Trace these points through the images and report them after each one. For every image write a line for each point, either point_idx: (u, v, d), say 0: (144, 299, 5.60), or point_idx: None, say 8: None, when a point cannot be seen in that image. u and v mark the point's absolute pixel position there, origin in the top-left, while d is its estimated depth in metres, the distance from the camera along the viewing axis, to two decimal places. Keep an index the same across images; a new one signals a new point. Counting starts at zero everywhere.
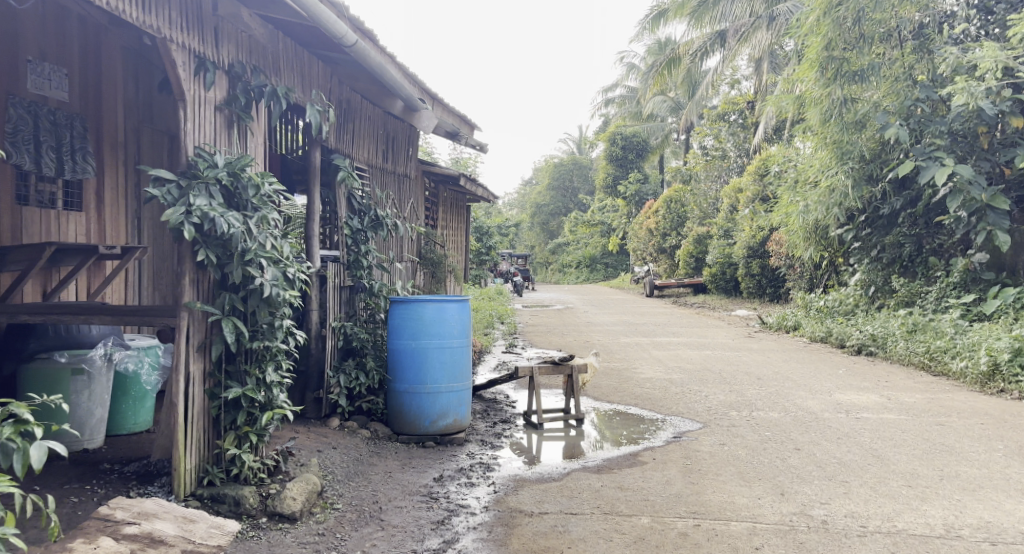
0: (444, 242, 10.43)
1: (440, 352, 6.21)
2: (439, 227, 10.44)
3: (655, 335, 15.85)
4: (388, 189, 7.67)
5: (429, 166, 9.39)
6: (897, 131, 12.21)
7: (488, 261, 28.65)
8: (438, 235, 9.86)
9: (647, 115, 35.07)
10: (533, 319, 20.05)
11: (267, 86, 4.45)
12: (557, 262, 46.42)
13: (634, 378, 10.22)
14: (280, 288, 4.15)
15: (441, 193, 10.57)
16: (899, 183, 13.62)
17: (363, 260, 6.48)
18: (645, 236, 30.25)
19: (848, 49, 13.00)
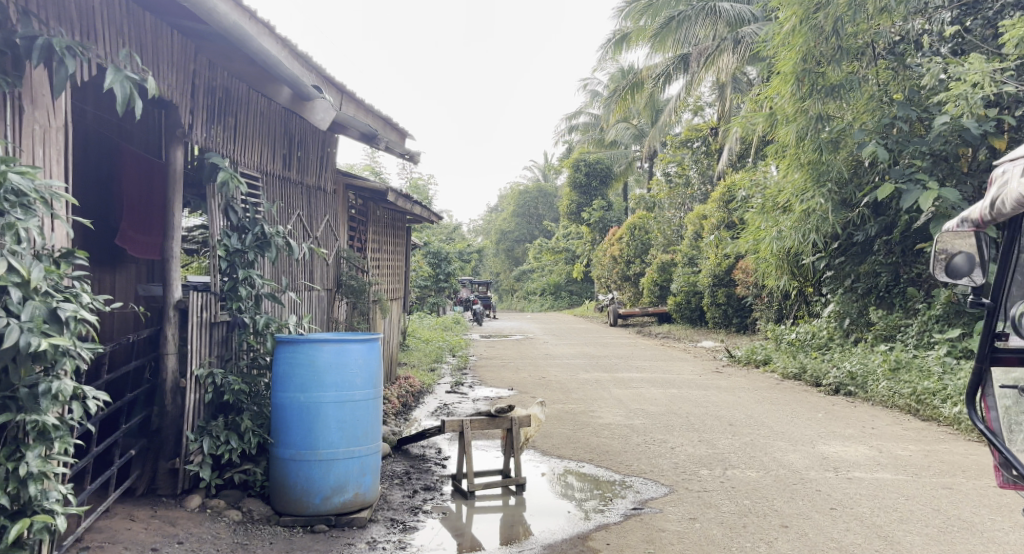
0: (372, 267, 9.11)
1: (336, 407, 4.94)
2: (367, 250, 9.11)
3: (617, 369, 14.62)
4: (290, 204, 6.42)
5: (352, 178, 8.09)
6: (879, 150, 11.12)
7: (446, 289, 27.27)
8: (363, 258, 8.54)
9: (610, 142, 34.21)
10: (489, 351, 18.70)
11: (40, 36, 3.33)
12: (522, 290, 45.27)
13: (591, 424, 8.94)
14: (39, 331, 3.12)
15: (370, 211, 9.24)
16: (876, 207, 12.58)
17: (242, 289, 5.14)
18: (609, 263, 29.20)
19: (826, 60, 11.96)
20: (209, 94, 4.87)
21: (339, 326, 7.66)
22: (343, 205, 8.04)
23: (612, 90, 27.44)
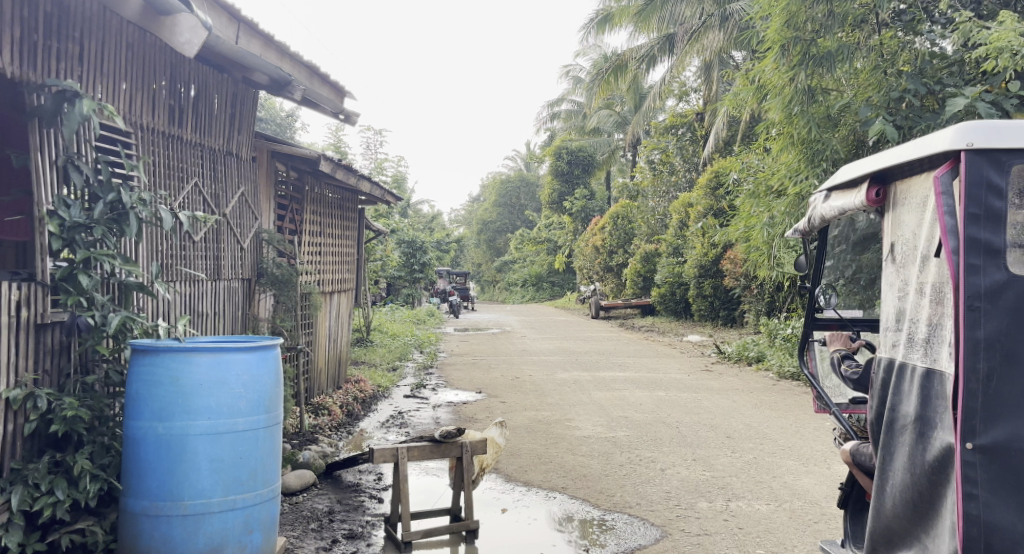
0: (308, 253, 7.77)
1: (209, 443, 3.61)
2: (304, 231, 7.74)
3: (598, 367, 13.36)
4: (178, 172, 5.08)
5: (274, 142, 6.75)
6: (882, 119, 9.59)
7: (421, 280, 25.97)
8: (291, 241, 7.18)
9: (592, 130, 32.83)
10: (462, 345, 17.41)
11: None
12: (504, 280, 44.13)
13: (565, 437, 7.64)
14: None
15: (309, 185, 7.88)
16: None
17: (82, 275, 3.76)
18: (591, 253, 27.94)
19: (820, 25, 9.84)
20: (24, 5, 3.67)
21: (251, 325, 6.31)
22: (263, 175, 6.70)
23: (593, 74, 26.10)
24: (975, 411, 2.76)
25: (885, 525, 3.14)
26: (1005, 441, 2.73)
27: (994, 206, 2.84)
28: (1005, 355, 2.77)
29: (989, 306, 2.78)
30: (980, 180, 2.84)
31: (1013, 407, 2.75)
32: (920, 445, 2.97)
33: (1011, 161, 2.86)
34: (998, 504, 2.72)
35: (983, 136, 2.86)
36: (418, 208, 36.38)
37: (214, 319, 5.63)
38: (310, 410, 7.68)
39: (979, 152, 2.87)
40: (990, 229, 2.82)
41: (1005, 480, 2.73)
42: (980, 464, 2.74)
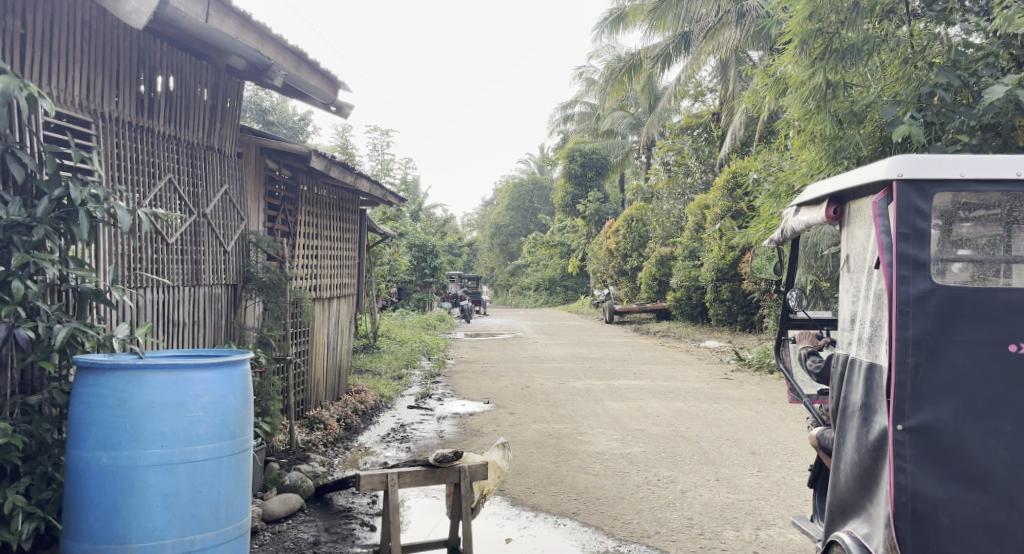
0: (303, 256, 7.32)
1: (162, 475, 3.13)
2: (299, 233, 7.27)
3: (612, 375, 12.83)
4: (149, 166, 4.64)
5: (262, 136, 6.25)
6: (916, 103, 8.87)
7: (433, 285, 25.47)
8: (283, 243, 6.68)
9: (605, 132, 32.24)
10: (472, 352, 16.87)
11: None
12: (517, 285, 43.62)
13: (579, 454, 7.14)
14: None
15: (303, 184, 7.39)
16: None
17: (18, 282, 3.32)
18: (604, 257, 27.33)
19: (843, 14, 8.09)
20: None
21: (231, 334, 5.80)
22: (250, 173, 6.20)
23: (607, 74, 25.46)
24: (904, 397, 3.16)
25: (840, 498, 3.54)
26: (930, 423, 3.12)
27: (921, 227, 3.23)
28: (931, 351, 3.16)
29: (916, 310, 3.18)
30: (909, 207, 3.24)
31: (936, 395, 3.13)
32: (865, 428, 3.36)
33: (936, 189, 3.26)
34: (924, 475, 3.12)
35: (912, 168, 3.25)
36: (430, 211, 35.84)
37: (188, 326, 5.13)
38: (305, 426, 7.20)
39: (909, 181, 3.27)
40: (917, 246, 3.22)
41: (930, 456, 3.12)
42: (908, 441, 3.14)
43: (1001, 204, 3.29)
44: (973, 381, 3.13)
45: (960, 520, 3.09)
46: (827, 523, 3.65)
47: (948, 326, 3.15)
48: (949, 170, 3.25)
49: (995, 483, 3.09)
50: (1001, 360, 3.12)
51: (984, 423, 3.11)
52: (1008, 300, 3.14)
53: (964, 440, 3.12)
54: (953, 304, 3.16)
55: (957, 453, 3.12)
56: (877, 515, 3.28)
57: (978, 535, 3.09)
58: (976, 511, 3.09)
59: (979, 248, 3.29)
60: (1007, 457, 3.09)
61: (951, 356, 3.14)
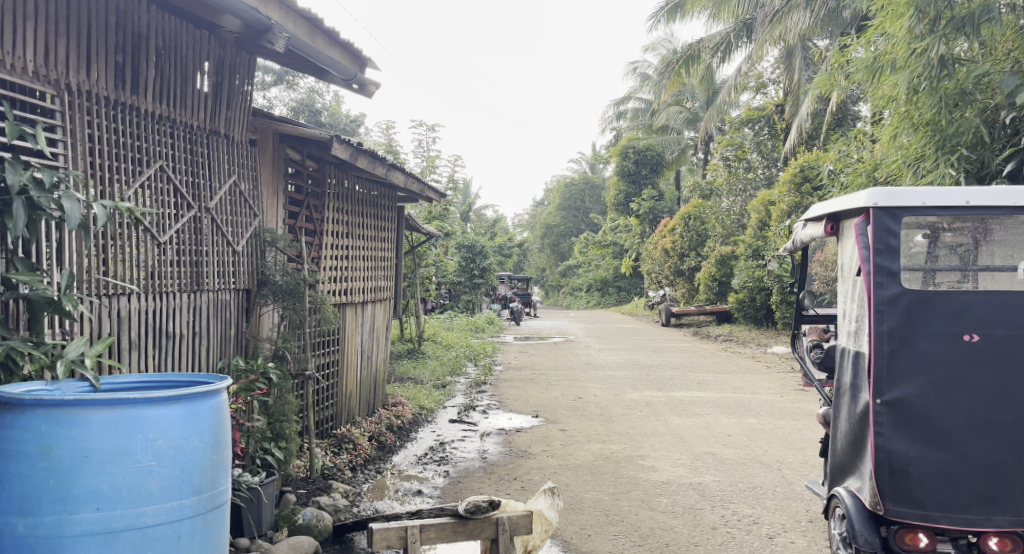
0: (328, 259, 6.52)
1: (94, 543, 2.49)
2: (322, 234, 6.48)
3: (674, 385, 11.97)
4: (135, 150, 3.92)
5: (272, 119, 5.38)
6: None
7: (483, 287, 24.73)
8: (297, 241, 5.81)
9: (661, 128, 30.98)
10: (524, 357, 16.13)
11: None
12: (569, 286, 42.73)
13: (641, 485, 6.42)
14: None
15: (329, 174, 6.60)
16: None
17: None
18: (660, 257, 26.19)
19: None
20: None
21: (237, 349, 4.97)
22: (266, 162, 5.43)
23: (662, 67, 24.37)
24: (882, 376, 3.77)
25: (839, 461, 4.14)
26: (903, 396, 3.72)
27: (893, 243, 3.83)
28: (902, 341, 3.76)
29: (889, 309, 3.79)
30: (883, 228, 3.84)
31: (908, 374, 3.72)
32: (854, 402, 3.95)
33: (904, 214, 3.84)
34: (899, 439, 3.70)
35: (883, 197, 3.84)
36: (480, 212, 35.05)
37: (184, 339, 4.37)
38: (331, 445, 6.45)
39: (882, 208, 3.87)
40: (890, 259, 3.83)
41: (903, 423, 3.71)
42: (886, 411, 3.73)
43: (964, 224, 3.84)
44: (936, 364, 3.72)
45: (928, 474, 3.67)
46: (829, 479, 4.29)
47: (915, 320, 3.76)
48: (915, 198, 3.83)
49: (956, 443, 3.67)
50: (960, 347, 3.71)
51: (947, 397, 3.70)
52: (964, 301, 3.74)
53: (931, 410, 3.70)
54: (921, 303, 3.76)
55: (927, 422, 3.70)
56: (862, 473, 3.88)
57: (943, 488, 3.66)
58: (941, 467, 3.67)
59: (948, 260, 3.84)
60: (967, 423, 3.68)
61: (920, 344, 3.74)
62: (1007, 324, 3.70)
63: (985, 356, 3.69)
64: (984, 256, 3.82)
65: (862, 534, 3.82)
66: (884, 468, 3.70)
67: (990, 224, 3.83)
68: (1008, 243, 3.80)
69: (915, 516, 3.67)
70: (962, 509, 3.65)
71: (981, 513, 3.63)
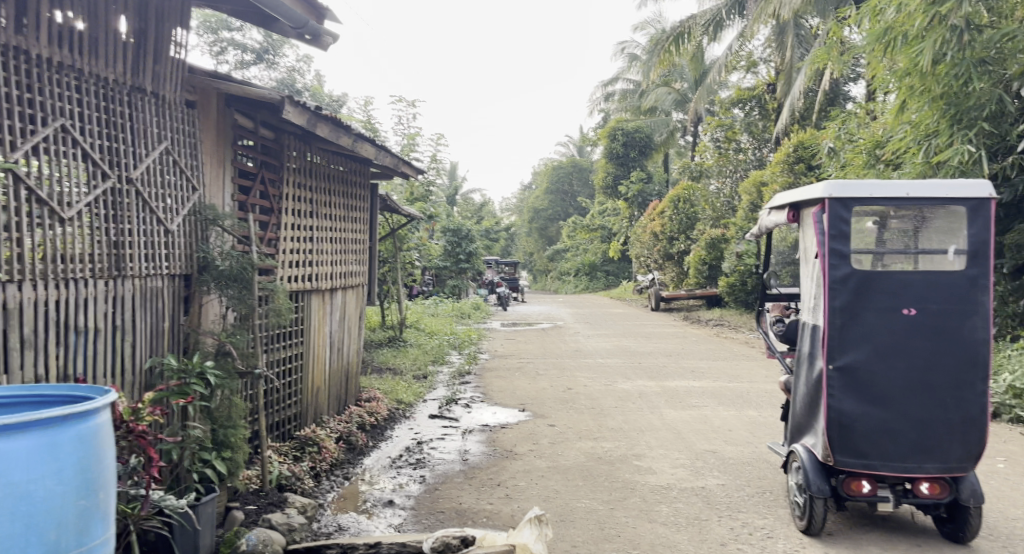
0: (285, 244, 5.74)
1: None
2: (279, 214, 5.70)
3: (668, 373, 11.35)
4: (26, 103, 3.24)
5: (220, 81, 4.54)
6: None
7: (469, 272, 23.93)
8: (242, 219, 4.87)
9: (649, 110, 30.19)
10: (509, 344, 15.48)
11: None
12: (557, 270, 42.09)
13: (638, 491, 5.75)
14: None
15: (288, 145, 5.83)
16: None
17: None
18: (648, 241, 25.47)
19: None
20: None
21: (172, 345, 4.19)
22: (209, 127, 4.64)
23: (650, 46, 23.59)
24: (834, 345, 4.38)
25: (796, 421, 4.80)
26: (851, 363, 4.34)
27: (844, 229, 4.42)
28: (851, 314, 4.37)
29: (840, 286, 4.38)
30: (837, 216, 4.43)
31: (857, 342, 4.33)
32: (810, 368, 4.56)
33: (855, 204, 4.43)
34: (847, 400, 4.34)
35: (837, 189, 4.42)
36: (467, 196, 34.21)
37: (95, 337, 3.57)
38: (292, 449, 5.73)
39: (836, 199, 4.44)
40: (842, 242, 4.41)
41: (851, 386, 4.34)
42: (836, 376, 4.36)
43: (908, 213, 4.41)
44: (880, 334, 4.33)
45: (871, 429, 4.32)
46: (791, 434, 4.97)
47: (863, 296, 4.36)
48: (865, 189, 4.41)
49: (897, 403, 4.30)
50: (900, 319, 4.33)
51: (889, 363, 4.32)
52: (905, 279, 4.33)
53: (875, 375, 4.33)
54: (869, 282, 4.36)
55: (870, 385, 4.33)
56: (816, 431, 4.55)
57: (884, 442, 4.31)
58: (882, 424, 4.31)
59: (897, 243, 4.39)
60: (905, 385, 4.31)
61: (866, 317, 4.36)
62: (940, 299, 4.31)
63: (922, 327, 4.30)
64: (925, 240, 4.39)
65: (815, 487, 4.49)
66: (833, 425, 4.37)
67: (927, 213, 4.41)
68: (943, 230, 4.37)
69: (859, 466, 4.34)
70: (900, 459, 4.31)
71: (915, 462, 4.29)
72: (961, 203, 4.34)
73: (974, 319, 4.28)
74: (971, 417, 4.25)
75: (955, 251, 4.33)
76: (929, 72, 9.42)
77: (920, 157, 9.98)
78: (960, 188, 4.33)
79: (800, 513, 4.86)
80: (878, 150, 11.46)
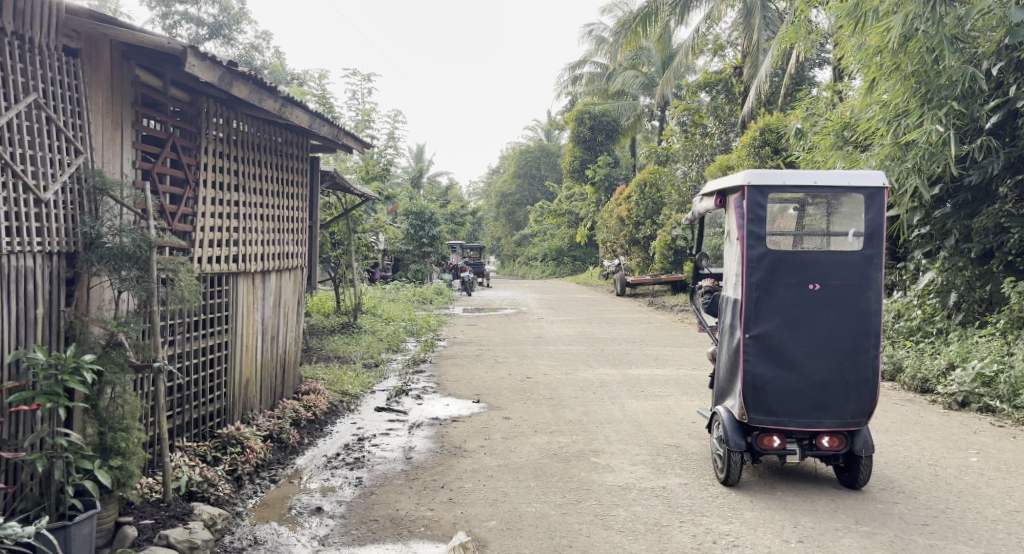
0: (196, 221, 5.12)
1: None
2: (189, 187, 5.09)
3: (631, 360, 10.92)
4: None
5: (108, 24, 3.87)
6: (1010, 10, 8.13)
7: (432, 257, 23.26)
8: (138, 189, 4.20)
9: (616, 93, 29.69)
10: (470, 331, 14.96)
11: None
12: (524, 255, 41.66)
13: (594, 493, 5.26)
14: None
15: (203, 105, 5.20)
16: (1005, 133, 9.30)
17: None
18: (615, 226, 24.96)
19: None
20: None
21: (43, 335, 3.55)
22: (99, 81, 4.01)
23: (617, 26, 22.99)
24: (750, 317, 4.93)
25: (720, 387, 5.37)
26: (764, 332, 4.90)
27: (760, 214, 4.94)
28: (765, 289, 4.91)
29: (755, 264, 4.91)
30: (754, 202, 4.94)
31: (769, 314, 4.88)
32: (731, 337, 5.12)
33: (771, 191, 4.94)
34: (760, 365, 4.91)
35: (755, 178, 4.92)
36: (432, 179, 33.47)
37: None
38: (211, 449, 5.15)
39: (755, 187, 4.96)
40: (757, 225, 4.95)
41: (764, 352, 4.91)
42: (752, 343, 4.92)
43: (819, 199, 4.94)
44: (789, 306, 4.89)
45: (780, 390, 4.90)
46: (715, 397, 5.52)
47: (775, 273, 4.89)
48: (779, 178, 4.92)
49: (802, 366, 4.88)
50: (807, 293, 4.88)
51: (796, 331, 4.89)
52: (811, 258, 4.87)
53: (784, 342, 4.90)
54: (780, 261, 4.90)
55: (780, 351, 4.90)
56: (735, 393, 5.11)
57: (791, 401, 4.90)
58: (790, 384, 4.89)
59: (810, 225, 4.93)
60: (809, 351, 4.88)
61: (777, 291, 4.90)
62: (840, 276, 4.87)
63: (824, 299, 4.88)
64: (835, 223, 4.92)
65: (733, 443, 5.01)
66: (748, 387, 4.93)
67: (832, 200, 4.95)
68: (846, 215, 4.92)
69: (769, 423, 4.92)
70: (804, 416, 4.90)
71: (817, 418, 4.90)
72: (862, 191, 4.87)
73: (868, 292, 4.87)
74: (865, 378, 4.85)
75: (855, 233, 4.88)
76: (899, 48, 9.02)
77: (889, 137, 9.59)
78: (859, 177, 4.87)
79: (718, 468, 5.45)
80: (845, 132, 11.10)
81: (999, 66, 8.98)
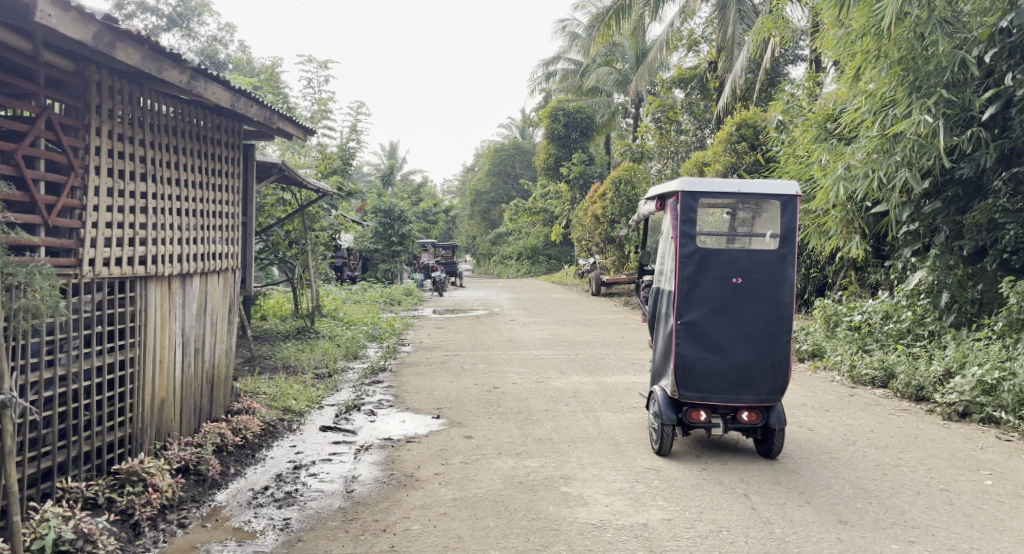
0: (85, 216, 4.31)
1: None
2: (73, 173, 4.24)
3: (606, 366, 10.20)
4: None
5: None
6: None
7: (402, 256, 22.29)
8: None
9: (590, 90, 28.91)
10: (437, 335, 14.14)
11: None
12: (500, 254, 40.78)
13: (563, 534, 4.47)
14: None
15: (96, 77, 4.38)
16: (999, 123, 8.61)
17: None
18: (590, 224, 24.08)
19: None
20: None
21: None
22: None
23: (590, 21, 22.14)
24: (680, 304, 5.12)
25: (654, 370, 5.55)
26: (693, 318, 5.10)
27: (690, 215, 5.18)
28: (693, 281, 5.11)
29: (685, 258, 5.12)
30: (687, 206, 5.17)
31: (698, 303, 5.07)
32: (665, 323, 5.30)
33: (703, 197, 5.19)
34: (688, 348, 5.10)
35: (688, 184, 5.16)
36: (404, 177, 32.45)
37: None
38: (105, 489, 4.30)
39: (688, 192, 5.19)
40: (688, 224, 5.18)
41: (692, 335, 5.09)
42: (681, 328, 5.10)
43: (746, 205, 5.17)
44: (713, 296, 5.10)
45: (705, 370, 5.09)
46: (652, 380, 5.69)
47: (703, 266, 5.11)
48: (707, 184, 5.18)
49: (727, 348, 5.08)
50: (730, 284, 5.10)
51: (720, 317, 5.09)
52: (735, 255, 5.09)
53: (710, 327, 5.09)
54: (708, 257, 5.11)
55: (706, 334, 5.09)
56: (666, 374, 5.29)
57: (715, 381, 5.09)
58: (714, 365, 5.08)
59: (737, 226, 5.15)
60: (733, 334, 5.08)
61: (704, 282, 5.10)
62: (759, 271, 5.11)
63: (745, 290, 5.09)
64: (757, 225, 5.17)
65: (665, 418, 5.26)
66: (677, 367, 5.11)
67: (758, 205, 5.17)
68: (770, 220, 5.14)
69: (695, 398, 5.11)
70: (726, 394, 5.09)
71: (737, 395, 5.09)
72: (778, 197, 5.13)
73: (784, 285, 5.10)
74: (779, 359, 5.07)
75: (773, 235, 5.13)
76: (886, 33, 8.29)
77: (876, 129, 8.89)
78: (780, 187, 5.12)
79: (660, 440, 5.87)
80: (830, 124, 10.40)
81: (991, 53, 8.30)
